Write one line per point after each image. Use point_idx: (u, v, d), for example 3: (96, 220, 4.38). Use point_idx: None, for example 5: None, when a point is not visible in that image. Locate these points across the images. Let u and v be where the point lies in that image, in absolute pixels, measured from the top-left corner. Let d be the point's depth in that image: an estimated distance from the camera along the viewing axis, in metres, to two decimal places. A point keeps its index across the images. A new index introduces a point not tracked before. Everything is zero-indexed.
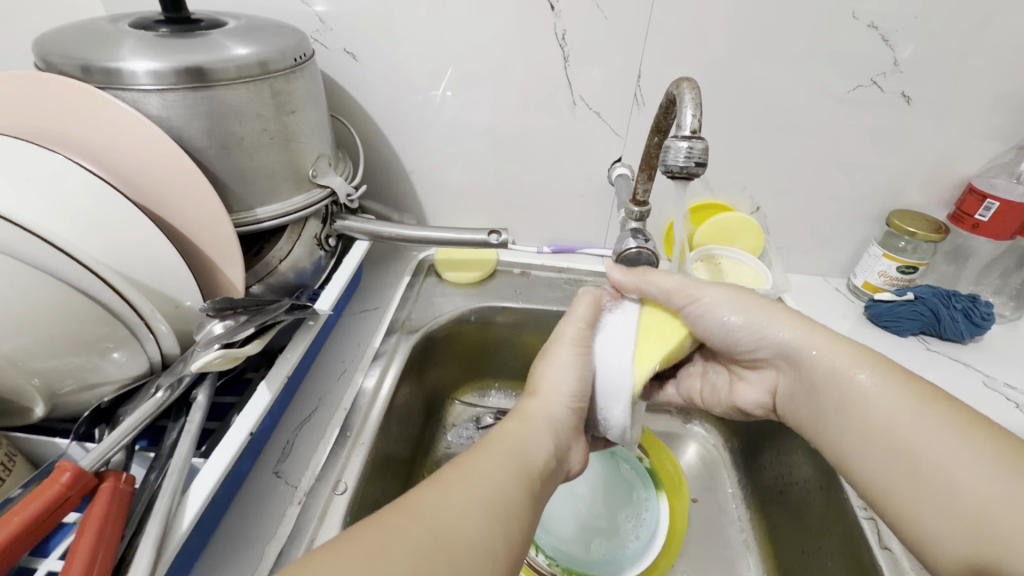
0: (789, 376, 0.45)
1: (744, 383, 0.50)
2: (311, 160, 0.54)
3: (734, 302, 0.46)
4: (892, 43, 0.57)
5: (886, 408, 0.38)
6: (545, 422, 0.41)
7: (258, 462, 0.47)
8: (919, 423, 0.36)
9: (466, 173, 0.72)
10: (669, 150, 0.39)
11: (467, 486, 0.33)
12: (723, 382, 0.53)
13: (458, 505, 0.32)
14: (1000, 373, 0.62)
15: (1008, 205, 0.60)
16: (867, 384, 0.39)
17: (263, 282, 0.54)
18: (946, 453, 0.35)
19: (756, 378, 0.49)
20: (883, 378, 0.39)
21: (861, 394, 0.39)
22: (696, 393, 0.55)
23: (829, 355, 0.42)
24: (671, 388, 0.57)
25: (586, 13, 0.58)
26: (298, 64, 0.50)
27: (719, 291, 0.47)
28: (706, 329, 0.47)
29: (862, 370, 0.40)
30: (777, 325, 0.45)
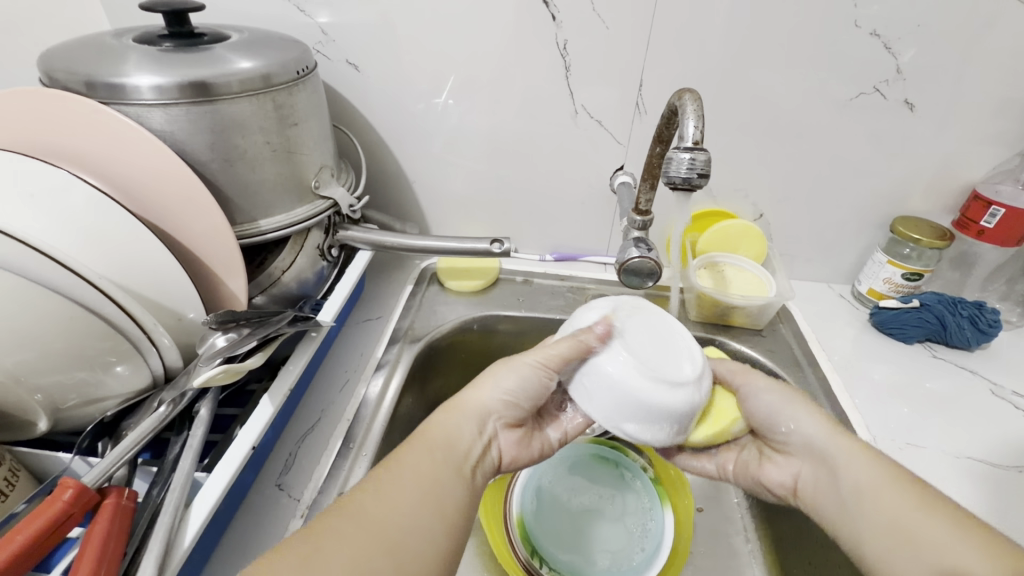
0: (813, 467, 0.44)
1: (773, 464, 0.48)
2: (314, 172, 0.54)
3: (796, 402, 0.46)
4: (894, 51, 0.57)
5: (893, 504, 0.38)
6: (476, 414, 0.41)
7: (260, 475, 0.47)
8: (920, 516, 0.37)
9: (469, 181, 0.72)
10: (671, 161, 0.39)
11: (394, 483, 0.35)
12: (754, 459, 0.50)
13: (379, 500, 0.34)
14: (1008, 380, 0.62)
15: (1013, 211, 0.59)
16: (873, 479, 0.40)
17: (266, 293, 0.54)
18: (946, 545, 0.35)
19: (784, 462, 0.47)
20: (888, 474, 0.40)
21: (874, 492, 0.39)
22: (729, 467, 0.51)
23: (842, 449, 0.42)
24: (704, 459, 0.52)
25: (587, 23, 0.59)
26: (300, 77, 0.50)
27: (772, 382, 0.47)
28: (753, 411, 0.47)
29: (865, 471, 0.40)
30: (800, 418, 0.45)
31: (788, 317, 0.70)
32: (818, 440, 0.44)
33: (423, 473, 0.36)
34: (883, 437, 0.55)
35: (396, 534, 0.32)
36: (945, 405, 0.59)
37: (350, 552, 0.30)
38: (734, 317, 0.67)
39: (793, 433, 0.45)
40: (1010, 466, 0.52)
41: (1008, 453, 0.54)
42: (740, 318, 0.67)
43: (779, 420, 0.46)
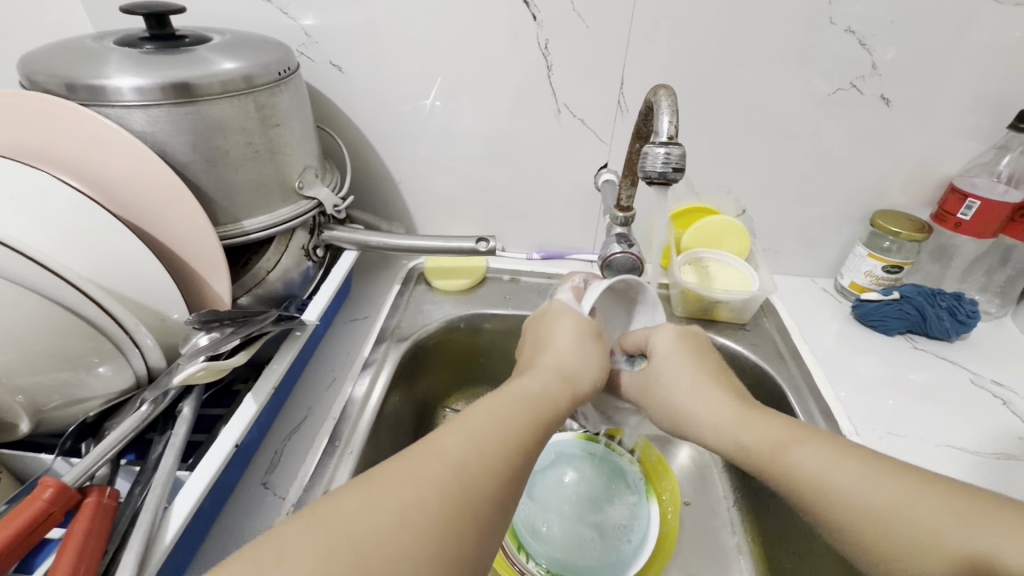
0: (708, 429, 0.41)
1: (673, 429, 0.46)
2: (297, 171, 0.55)
3: (682, 359, 0.44)
4: (869, 47, 0.58)
5: (804, 455, 0.36)
6: (559, 372, 0.40)
7: (246, 473, 0.47)
8: (827, 458, 0.35)
9: (454, 181, 0.73)
10: (646, 157, 0.40)
11: (487, 430, 0.33)
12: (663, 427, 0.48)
13: (478, 451, 0.32)
14: (987, 370, 0.63)
15: (989, 203, 0.60)
16: (785, 436, 0.37)
17: (251, 293, 0.54)
18: (856, 494, 0.33)
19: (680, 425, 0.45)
20: (785, 429, 0.38)
21: (771, 440, 0.37)
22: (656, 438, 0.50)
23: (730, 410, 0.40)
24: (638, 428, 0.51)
25: (566, 23, 0.59)
26: (282, 77, 0.51)
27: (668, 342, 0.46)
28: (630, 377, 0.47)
29: (777, 436, 0.38)
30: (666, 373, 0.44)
31: (772, 310, 0.70)
32: (719, 416, 0.40)
33: (522, 426, 0.35)
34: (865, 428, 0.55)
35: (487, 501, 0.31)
36: (926, 395, 0.59)
37: (444, 499, 0.29)
38: (718, 312, 0.68)
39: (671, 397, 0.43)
40: (990, 454, 0.53)
41: (988, 441, 0.54)
42: (725, 313, 0.67)
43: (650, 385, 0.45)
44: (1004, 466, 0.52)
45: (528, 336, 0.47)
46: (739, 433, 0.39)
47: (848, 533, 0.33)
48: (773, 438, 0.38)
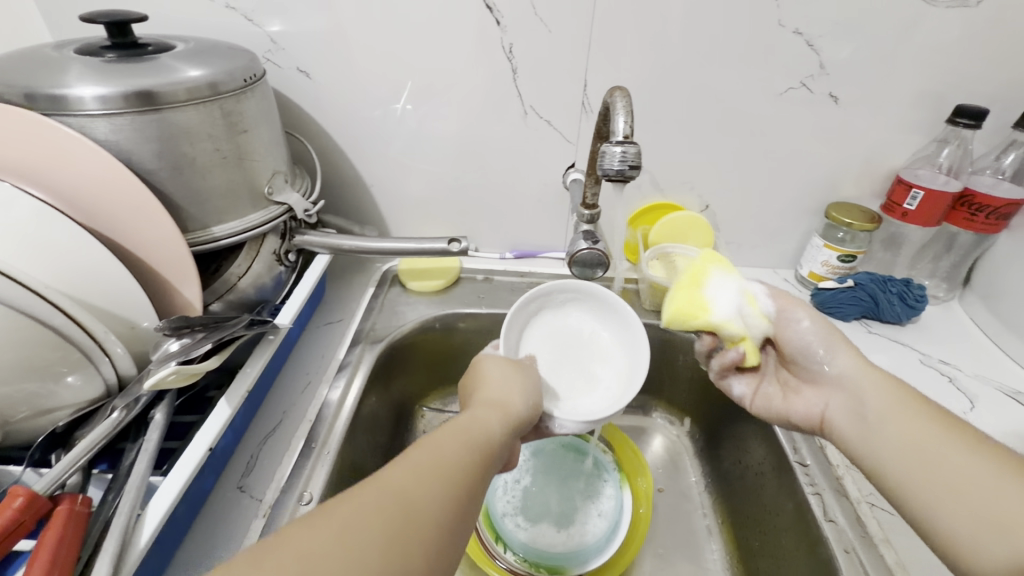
0: (846, 401, 0.44)
1: (800, 397, 0.48)
2: (266, 177, 0.55)
3: (814, 322, 0.46)
4: (816, 48, 0.61)
5: (940, 451, 0.37)
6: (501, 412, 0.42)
7: (221, 478, 0.47)
8: (970, 459, 0.36)
9: (426, 183, 0.74)
10: (604, 156, 0.41)
11: (432, 461, 0.34)
12: (778, 392, 0.51)
13: (425, 481, 0.33)
14: (936, 351, 0.66)
15: (932, 193, 0.64)
16: (923, 435, 0.38)
17: (223, 300, 0.54)
18: (987, 494, 0.34)
19: (814, 394, 0.47)
20: (940, 426, 0.38)
21: (914, 437, 0.39)
22: (750, 398, 0.52)
23: (873, 389, 0.42)
24: (730, 382, 0.54)
25: (530, 27, 0.61)
26: (248, 84, 0.51)
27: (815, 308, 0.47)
28: (789, 339, 0.47)
29: (919, 430, 0.39)
30: (839, 355, 0.45)
31: None
32: (873, 400, 0.42)
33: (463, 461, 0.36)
34: None
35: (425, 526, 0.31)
36: None
37: (384, 526, 0.29)
38: None
39: (832, 367, 0.45)
40: None
41: None
42: None
43: (818, 353, 0.46)
44: None
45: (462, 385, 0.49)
46: (887, 420, 0.41)
47: (963, 524, 0.34)
48: (911, 434, 0.39)
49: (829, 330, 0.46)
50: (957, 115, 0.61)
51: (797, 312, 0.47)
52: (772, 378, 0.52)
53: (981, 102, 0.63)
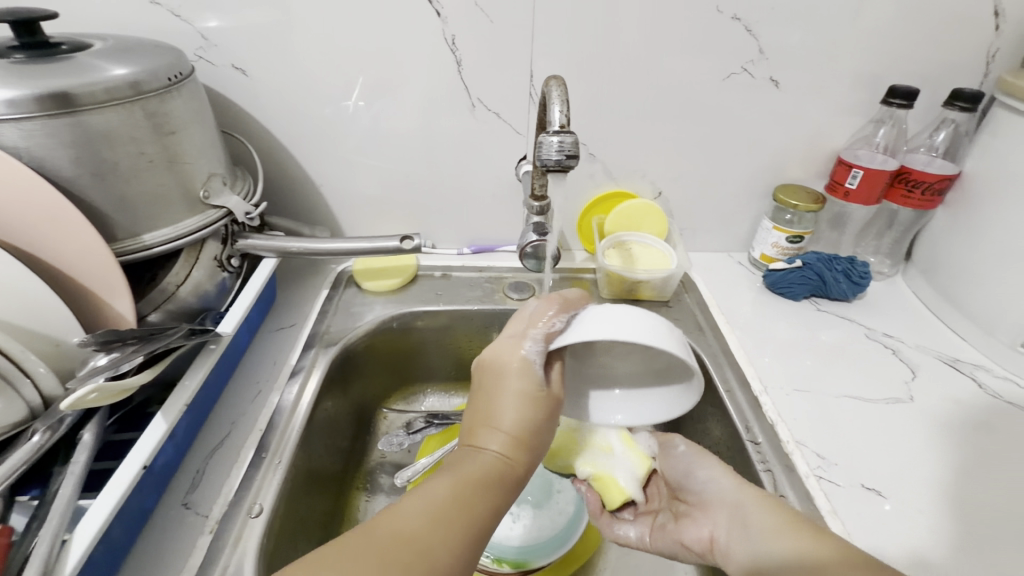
0: (730, 520, 0.46)
1: (689, 521, 0.49)
2: (201, 181, 0.53)
3: (704, 464, 0.49)
4: (755, 33, 0.62)
5: (792, 550, 0.40)
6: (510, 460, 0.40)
7: (165, 496, 0.46)
8: (809, 549, 0.39)
9: (377, 181, 0.72)
10: (542, 146, 0.41)
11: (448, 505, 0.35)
12: (671, 521, 0.51)
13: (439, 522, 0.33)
14: (881, 325, 0.69)
15: (871, 172, 0.66)
16: (779, 533, 0.41)
17: (160, 309, 0.52)
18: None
19: (702, 518, 0.49)
20: (798, 529, 0.41)
21: (782, 542, 0.41)
22: (649, 535, 0.51)
23: (747, 498, 0.45)
24: (626, 527, 0.52)
25: (471, 18, 0.60)
26: (173, 83, 0.49)
27: (715, 465, 0.49)
28: (673, 466, 0.52)
29: (777, 533, 0.42)
30: (714, 475, 0.48)
31: (691, 286, 0.74)
32: (743, 504, 0.45)
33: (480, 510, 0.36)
34: (774, 386, 0.59)
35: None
36: (827, 352, 0.64)
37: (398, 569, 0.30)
38: (642, 292, 0.71)
39: (711, 488, 0.48)
40: (882, 400, 0.58)
41: (881, 389, 0.60)
42: (647, 292, 0.71)
43: (697, 475, 0.50)
44: (894, 410, 0.57)
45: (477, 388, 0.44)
46: (756, 537, 0.43)
47: None
48: (776, 542, 0.41)
49: (702, 452, 0.50)
50: (891, 96, 0.63)
51: (677, 441, 0.52)
52: (663, 514, 0.52)
53: (913, 82, 0.65)
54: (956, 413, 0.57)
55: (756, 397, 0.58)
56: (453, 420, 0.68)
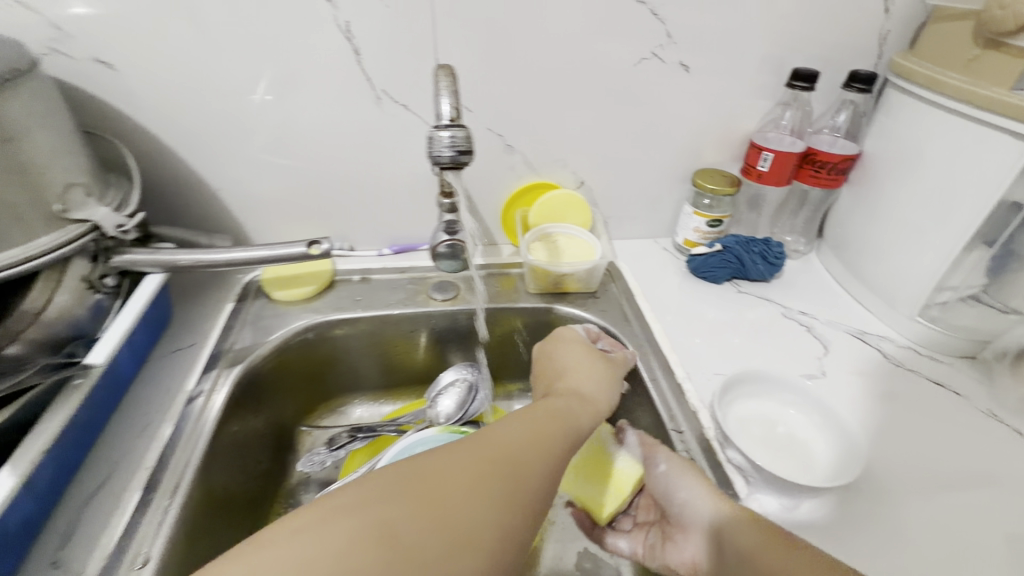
0: (705, 549, 0.44)
1: (675, 542, 0.49)
2: (57, 192, 0.47)
3: (686, 479, 0.47)
4: (662, 17, 0.61)
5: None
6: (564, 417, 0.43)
7: (27, 555, 0.39)
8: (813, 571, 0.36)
9: (281, 182, 0.67)
10: (433, 141, 0.38)
11: (500, 452, 0.35)
12: (660, 540, 0.51)
13: (482, 458, 0.34)
14: (796, 303, 0.71)
15: (780, 154, 0.67)
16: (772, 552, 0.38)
17: (21, 339, 0.45)
18: None
19: (683, 540, 0.48)
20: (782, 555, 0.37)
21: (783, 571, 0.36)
22: (639, 552, 0.53)
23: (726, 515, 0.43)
24: (620, 538, 0.56)
25: (364, 2, 0.56)
26: (7, 81, 0.42)
27: (694, 477, 0.46)
28: (654, 482, 0.50)
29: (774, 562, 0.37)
30: (693, 493, 0.46)
31: (618, 276, 0.74)
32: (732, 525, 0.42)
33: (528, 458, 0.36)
34: (697, 372, 0.59)
35: (479, 520, 0.31)
36: (748, 333, 0.66)
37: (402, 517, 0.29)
38: (568, 285, 0.70)
39: (684, 510, 0.46)
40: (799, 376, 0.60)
41: (798, 365, 0.61)
42: (574, 284, 0.70)
43: (674, 495, 0.47)
44: None
45: (536, 374, 0.56)
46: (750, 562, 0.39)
47: None
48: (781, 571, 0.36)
49: (680, 466, 0.48)
50: (794, 79, 0.64)
51: (659, 459, 0.49)
52: (653, 531, 0.53)
53: (815, 64, 0.67)
54: (864, 385, 0.59)
55: (680, 384, 0.58)
56: (379, 432, 0.64)
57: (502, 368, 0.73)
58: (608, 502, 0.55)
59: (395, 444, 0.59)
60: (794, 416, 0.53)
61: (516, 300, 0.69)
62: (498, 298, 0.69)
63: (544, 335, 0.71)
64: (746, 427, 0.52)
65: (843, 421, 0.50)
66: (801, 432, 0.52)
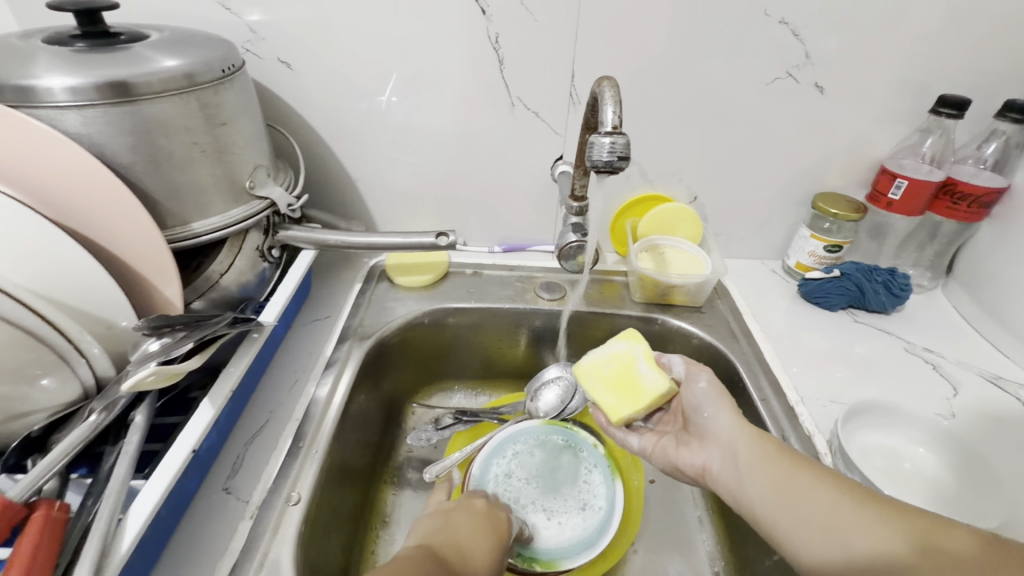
0: (723, 456, 0.48)
1: (687, 447, 0.52)
2: (247, 171, 0.54)
3: (722, 404, 0.50)
4: (802, 38, 0.61)
5: (806, 492, 0.42)
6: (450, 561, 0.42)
7: (206, 479, 0.46)
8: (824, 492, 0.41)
9: (413, 176, 0.73)
10: (593, 146, 0.42)
11: None
12: (671, 442, 0.54)
13: None
14: (920, 339, 0.67)
15: (916, 182, 0.64)
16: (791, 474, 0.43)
17: (205, 296, 0.53)
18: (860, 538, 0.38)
19: (699, 447, 0.51)
20: (812, 477, 0.43)
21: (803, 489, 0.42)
22: (649, 449, 0.54)
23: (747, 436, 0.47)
24: (632, 435, 0.56)
25: (515, 16, 0.60)
26: (226, 75, 0.50)
27: (727, 403, 0.50)
28: (688, 396, 0.53)
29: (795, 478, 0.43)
30: (722, 414, 0.50)
31: (725, 293, 0.73)
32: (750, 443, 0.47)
33: None
34: (810, 396, 0.58)
35: None
36: (866, 365, 0.63)
37: None
38: (674, 297, 0.71)
39: (712, 423, 0.50)
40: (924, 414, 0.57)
41: (923, 403, 0.58)
42: (681, 297, 0.70)
43: (705, 410, 0.51)
44: None
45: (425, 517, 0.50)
46: (763, 473, 0.45)
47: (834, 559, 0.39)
48: (803, 487, 0.42)
49: (721, 394, 0.51)
50: (941, 105, 0.61)
51: (700, 377, 0.52)
52: (669, 436, 0.54)
53: (964, 91, 0.64)
54: (1001, 432, 0.56)
55: (793, 407, 0.57)
56: (480, 418, 0.68)
57: None
58: (622, 408, 0.53)
59: (501, 432, 0.63)
60: (919, 455, 0.52)
61: (621, 306, 0.71)
62: (603, 303, 0.71)
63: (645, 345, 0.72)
64: (868, 457, 0.51)
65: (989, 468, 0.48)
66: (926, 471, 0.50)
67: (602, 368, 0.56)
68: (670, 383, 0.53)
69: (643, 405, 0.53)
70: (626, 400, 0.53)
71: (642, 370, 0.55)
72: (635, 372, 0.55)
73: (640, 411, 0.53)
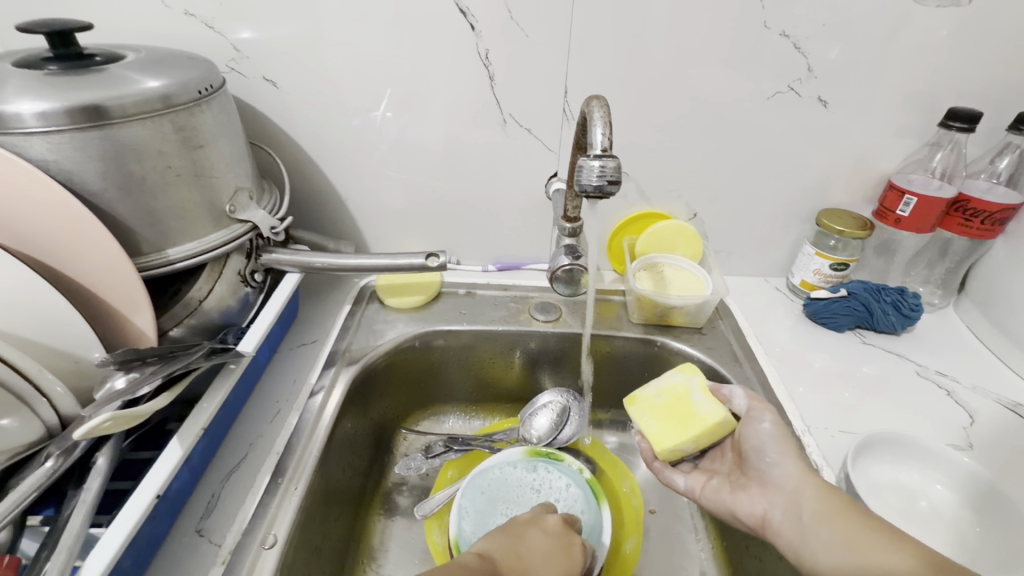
0: (786, 507, 0.45)
1: (745, 494, 0.48)
2: (228, 194, 0.52)
3: (785, 448, 0.47)
4: (804, 51, 0.59)
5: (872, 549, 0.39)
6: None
7: (178, 521, 0.44)
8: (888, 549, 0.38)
9: (404, 195, 0.71)
10: (582, 170, 0.39)
11: None
12: (725, 486, 0.51)
13: None
14: (932, 362, 0.64)
15: (925, 199, 0.62)
16: (853, 530, 0.40)
17: (182, 324, 0.51)
18: None
19: (758, 494, 0.47)
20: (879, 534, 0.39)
21: (868, 545, 0.39)
22: (697, 491, 0.52)
23: (812, 487, 0.44)
24: (678, 476, 0.54)
25: (506, 31, 0.58)
26: (204, 96, 0.48)
27: (787, 444, 0.47)
28: (750, 436, 0.49)
29: (853, 531, 0.40)
30: (786, 460, 0.46)
31: (726, 313, 0.71)
32: (810, 493, 0.44)
33: None
34: (818, 426, 0.55)
35: None
36: (876, 391, 0.60)
37: None
38: (674, 318, 0.68)
39: (777, 470, 0.46)
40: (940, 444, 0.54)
41: (938, 432, 0.55)
42: (681, 318, 0.67)
43: (769, 455, 0.47)
44: None
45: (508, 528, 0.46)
46: (825, 525, 0.42)
47: None
48: (865, 544, 0.39)
49: (781, 435, 0.48)
50: (951, 118, 0.58)
51: (763, 415, 0.49)
52: (719, 477, 0.52)
53: (975, 103, 0.61)
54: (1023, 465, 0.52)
55: (800, 438, 0.54)
56: (472, 446, 0.65)
57: (594, 394, 0.72)
58: (667, 439, 0.51)
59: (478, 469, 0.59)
60: (935, 491, 0.49)
61: (618, 328, 0.68)
62: (600, 324, 0.69)
63: (645, 368, 0.69)
64: (882, 495, 0.48)
65: (1011, 504, 0.45)
66: (944, 509, 0.48)
67: (654, 398, 0.54)
68: (727, 414, 0.50)
69: (692, 436, 0.51)
70: (672, 428, 0.52)
71: (697, 400, 0.52)
72: (689, 402, 0.53)
73: (687, 441, 0.51)
